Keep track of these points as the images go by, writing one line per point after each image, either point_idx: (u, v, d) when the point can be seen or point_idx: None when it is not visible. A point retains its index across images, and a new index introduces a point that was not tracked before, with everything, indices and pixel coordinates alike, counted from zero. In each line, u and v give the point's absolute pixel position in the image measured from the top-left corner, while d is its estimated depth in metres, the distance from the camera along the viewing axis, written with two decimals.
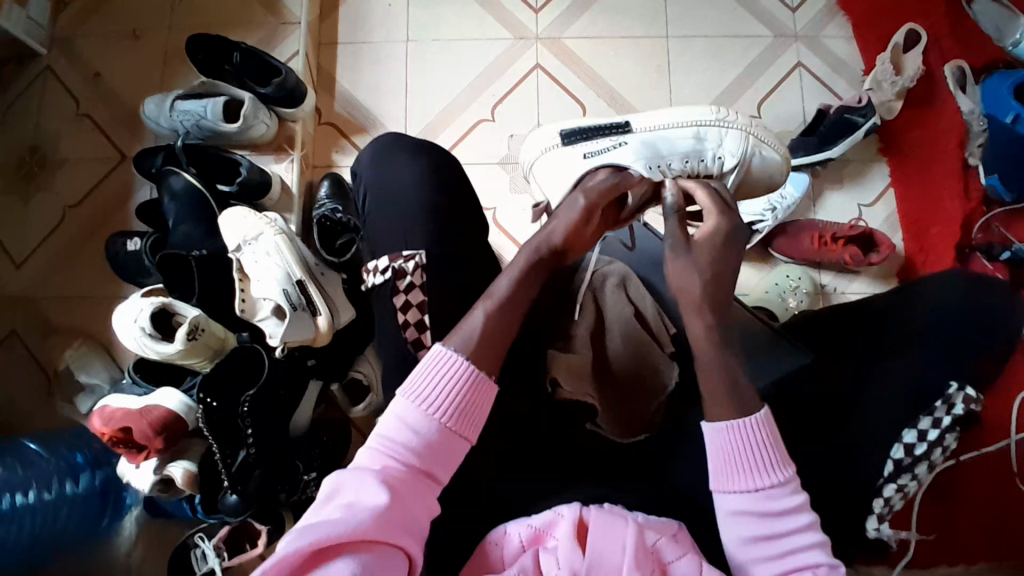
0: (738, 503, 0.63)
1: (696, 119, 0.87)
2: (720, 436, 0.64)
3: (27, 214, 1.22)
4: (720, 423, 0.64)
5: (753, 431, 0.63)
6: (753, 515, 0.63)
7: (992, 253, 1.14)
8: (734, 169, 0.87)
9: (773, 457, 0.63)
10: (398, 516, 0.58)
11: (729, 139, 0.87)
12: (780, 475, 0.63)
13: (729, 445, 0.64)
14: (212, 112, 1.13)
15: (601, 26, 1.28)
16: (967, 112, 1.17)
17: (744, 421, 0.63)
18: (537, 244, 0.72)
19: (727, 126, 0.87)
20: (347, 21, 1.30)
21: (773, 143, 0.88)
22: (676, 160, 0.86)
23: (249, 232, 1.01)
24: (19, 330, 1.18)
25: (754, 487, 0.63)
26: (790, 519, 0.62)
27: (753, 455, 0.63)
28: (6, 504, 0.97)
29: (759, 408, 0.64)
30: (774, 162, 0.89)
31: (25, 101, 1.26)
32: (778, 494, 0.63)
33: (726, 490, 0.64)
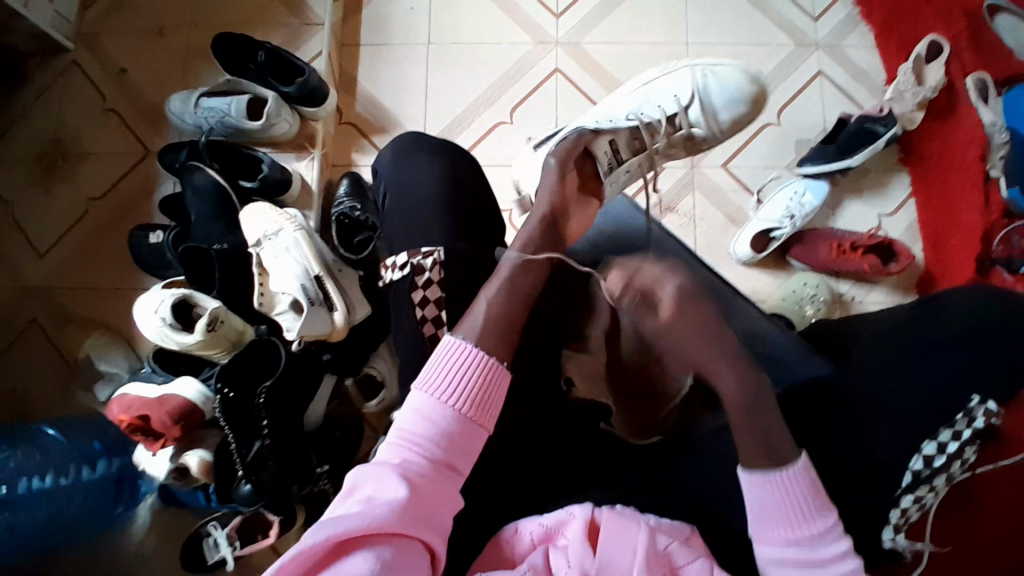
0: (782, 553, 0.65)
1: (641, 85, 1.03)
2: (761, 490, 0.66)
3: (51, 205, 1.24)
4: (759, 476, 0.66)
5: (794, 483, 0.66)
6: (796, 563, 0.65)
7: (1013, 266, 1.11)
8: (694, 98, 0.98)
9: (814, 507, 0.65)
10: (417, 509, 0.58)
11: (676, 78, 1.00)
12: (823, 522, 0.65)
13: (770, 497, 0.66)
14: (236, 110, 1.15)
15: (621, 32, 1.29)
16: (989, 124, 1.15)
17: (783, 474, 0.66)
18: (531, 211, 0.81)
19: (670, 71, 1.02)
20: (368, 23, 1.31)
21: (725, 65, 1.00)
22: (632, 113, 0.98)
23: (269, 227, 1.02)
24: (40, 320, 1.20)
25: (797, 538, 0.65)
26: (831, 565, 0.65)
27: (794, 506, 0.66)
28: (22, 488, 0.97)
29: (798, 456, 0.66)
30: (731, 69, 0.99)
31: (53, 94, 1.29)
32: (818, 542, 0.65)
33: (767, 539, 0.66)
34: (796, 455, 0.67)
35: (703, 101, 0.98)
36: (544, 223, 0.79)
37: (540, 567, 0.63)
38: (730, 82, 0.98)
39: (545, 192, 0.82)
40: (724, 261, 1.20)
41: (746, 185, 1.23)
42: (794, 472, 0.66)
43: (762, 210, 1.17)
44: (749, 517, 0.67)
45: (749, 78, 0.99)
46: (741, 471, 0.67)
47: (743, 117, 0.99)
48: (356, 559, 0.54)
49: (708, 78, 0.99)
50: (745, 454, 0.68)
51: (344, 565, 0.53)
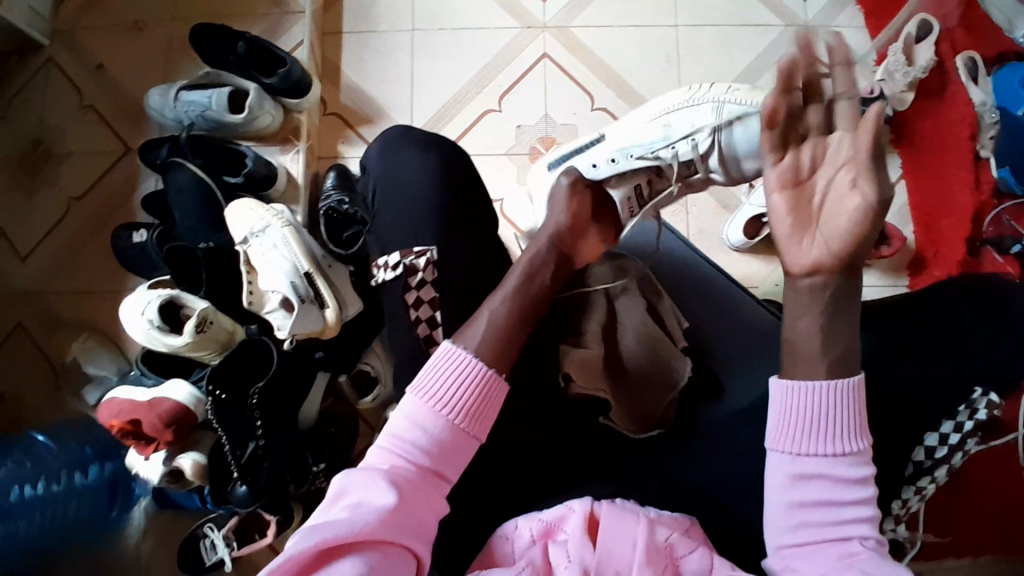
0: (809, 466, 0.61)
1: (669, 109, 0.86)
2: (799, 397, 0.62)
3: (32, 206, 1.22)
4: (797, 385, 0.62)
5: (838, 397, 0.61)
6: (813, 479, 0.61)
7: (1004, 247, 1.12)
8: (714, 147, 0.80)
9: (855, 425, 0.61)
10: (404, 516, 0.58)
11: (699, 116, 0.83)
12: (858, 443, 0.61)
13: (808, 407, 0.61)
14: (217, 103, 1.12)
15: (608, 16, 1.27)
16: (979, 104, 1.15)
17: (828, 385, 0.61)
18: (537, 247, 0.74)
19: (696, 104, 0.84)
20: (351, 12, 1.28)
21: (761, 102, 0.79)
22: (645, 149, 0.84)
23: (256, 224, 1.01)
24: (25, 324, 1.18)
25: (825, 451, 0.61)
26: (853, 490, 0.60)
27: (833, 418, 0.61)
28: (15, 496, 0.97)
29: (853, 373, 0.62)
30: (765, 119, 0.78)
31: (28, 91, 1.25)
32: (846, 463, 0.61)
33: (793, 451, 0.62)
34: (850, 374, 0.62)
35: (722, 152, 0.79)
36: (553, 250, 0.74)
37: (538, 563, 0.63)
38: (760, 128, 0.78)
39: (554, 215, 0.78)
40: (717, 248, 1.19)
41: None
42: (846, 385, 0.61)
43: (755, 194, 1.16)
44: (776, 423, 0.63)
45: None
46: (779, 379, 0.64)
47: None
48: (343, 565, 0.54)
49: (734, 124, 0.79)
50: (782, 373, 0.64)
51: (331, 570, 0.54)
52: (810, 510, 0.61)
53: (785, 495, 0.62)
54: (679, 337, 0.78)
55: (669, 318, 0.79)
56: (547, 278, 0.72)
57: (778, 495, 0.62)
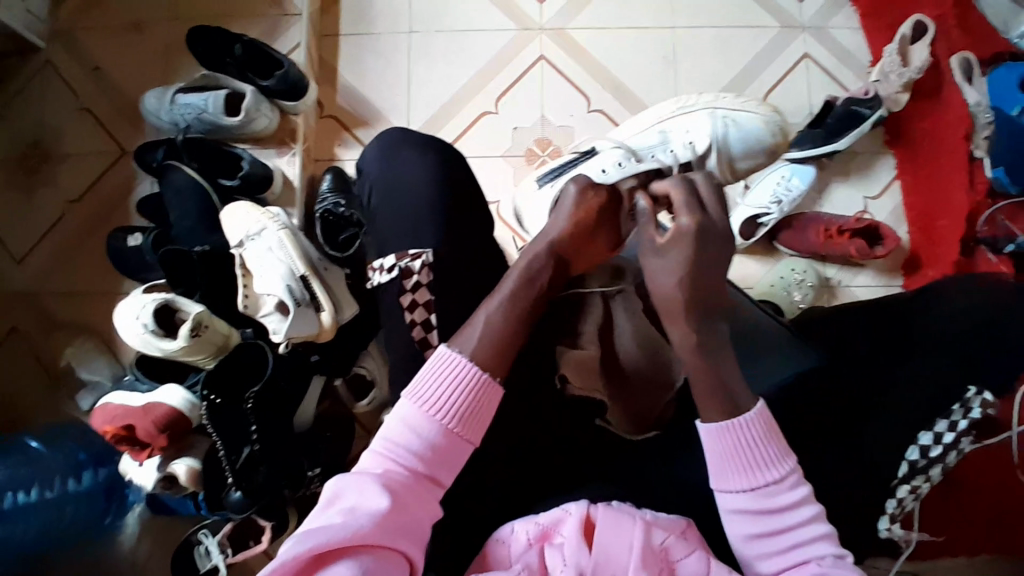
0: (739, 501, 0.63)
1: (664, 118, 0.95)
2: (715, 435, 0.64)
3: (27, 209, 1.21)
4: (713, 424, 0.64)
5: (749, 429, 0.63)
6: (752, 513, 0.63)
7: (997, 246, 1.12)
8: (712, 148, 0.91)
9: (773, 452, 0.63)
10: (398, 520, 0.58)
11: (696, 122, 0.92)
12: (780, 470, 0.63)
13: (725, 445, 0.64)
14: (213, 106, 1.12)
15: (605, 17, 1.27)
16: (974, 104, 1.13)
17: (736, 420, 0.64)
18: (530, 252, 0.71)
19: (689, 112, 0.94)
20: (348, 14, 1.28)
21: (744, 109, 0.92)
22: (649, 150, 0.92)
23: (252, 227, 1.01)
24: (20, 328, 1.17)
25: (755, 484, 0.63)
26: (791, 515, 0.62)
27: (750, 450, 0.63)
28: (9, 502, 0.96)
29: (753, 403, 0.64)
30: (752, 122, 0.91)
31: (24, 94, 1.25)
32: (777, 490, 0.63)
33: (727, 489, 0.64)
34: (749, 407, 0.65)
35: (720, 151, 0.90)
36: (546, 258, 0.71)
37: (534, 566, 0.63)
38: (749, 130, 0.91)
39: (558, 219, 0.73)
40: None
41: None
42: (748, 417, 0.64)
43: (750, 195, 1.16)
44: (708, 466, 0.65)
45: (770, 129, 0.92)
46: (698, 422, 0.65)
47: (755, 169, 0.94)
48: (336, 568, 0.54)
49: (729, 127, 0.91)
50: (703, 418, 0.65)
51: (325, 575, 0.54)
52: (763, 541, 0.63)
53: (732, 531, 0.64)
54: None
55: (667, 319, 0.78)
56: (545, 281, 0.70)
57: (731, 533, 0.64)
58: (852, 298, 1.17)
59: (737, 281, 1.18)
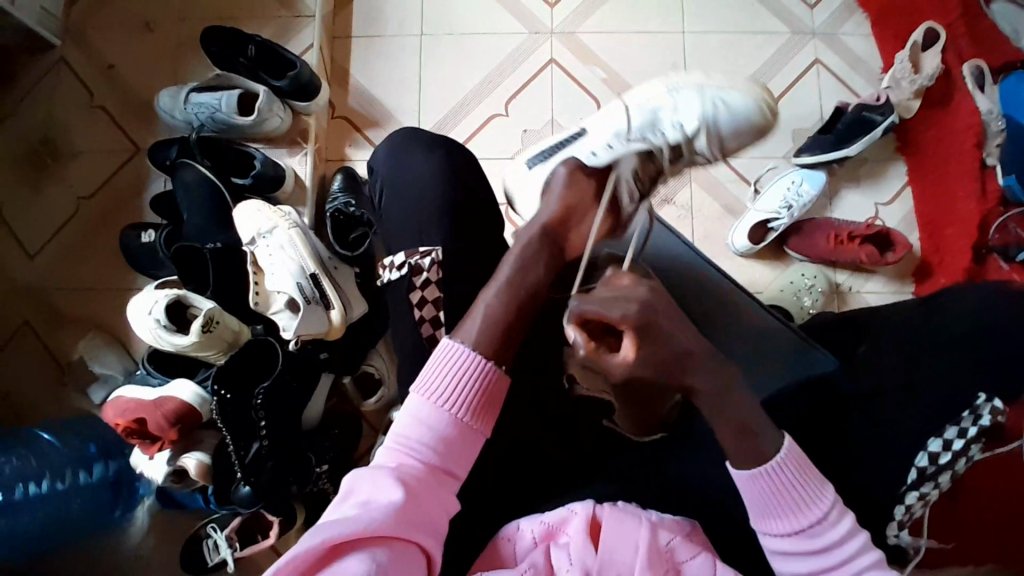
0: (785, 543, 0.64)
1: (651, 95, 0.83)
2: (750, 486, 0.64)
3: (41, 205, 1.23)
4: (746, 471, 0.64)
5: (784, 475, 0.63)
6: (799, 552, 0.64)
7: (1009, 255, 1.12)
8: (701, 130, 0.78)
9: (810, 493, 0.63)
10: (413, 511, 0.59)
11: (684, 101, 0.80)
12: (822, 508, 0.63)
13: (762, 491, 0.63)
14: (227, 105, 1.13)
15: (615, 21, 1.27)
16: (985, 112, 1.16)
17: (768, 467, 0.63)
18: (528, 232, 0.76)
19: (679, 92, 0.81)
20: (360, 16, 1.29)
21: (737, 88, 0.79)
22: (630, 134, 0.82)
23: (263, 225, 1.01)
24: (33, 322, 1.18)
25: (800, 526, 0.63)
26: (839, 551, 0.63)
27: (790, 492, 0.63)
28: (19, 494, 0.97)
29: (779, 446, 0.63)
30: (743, 103, 0.78)
31: (40, 91, 1.26)
32: (822, 529, 0.63)
33: (770, 532, 0.64)
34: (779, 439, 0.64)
35: (711, 132, 0.78)
36: (543, 239, 0.75)
37: (541, 566, 0.62)
38: (742, 113, 0.78)
39: (548, 208, 0.79)
40: (721, 253, 1.19)
41: (742, 175, 1.22)
42: (780, 461, 0.63)
43: (761, 199, 1.16)
44: (749, 509, 0.65)
45: (763, 109, 0.78)
46: (730, 469, 0.65)
47: (746, 148, 0.81)
48: (350, 562, 0.54)
49: (719, 110, 0.79)
50: (731, 452, 0.64)
51: (341, 566, 0.54)
52: None
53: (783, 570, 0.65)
54: None
55: None
56: (540, 271, 0.73)
57: (779, 571, 0.65)
58: (864, 303, 1.17)
59: (746, 286, 1.18)
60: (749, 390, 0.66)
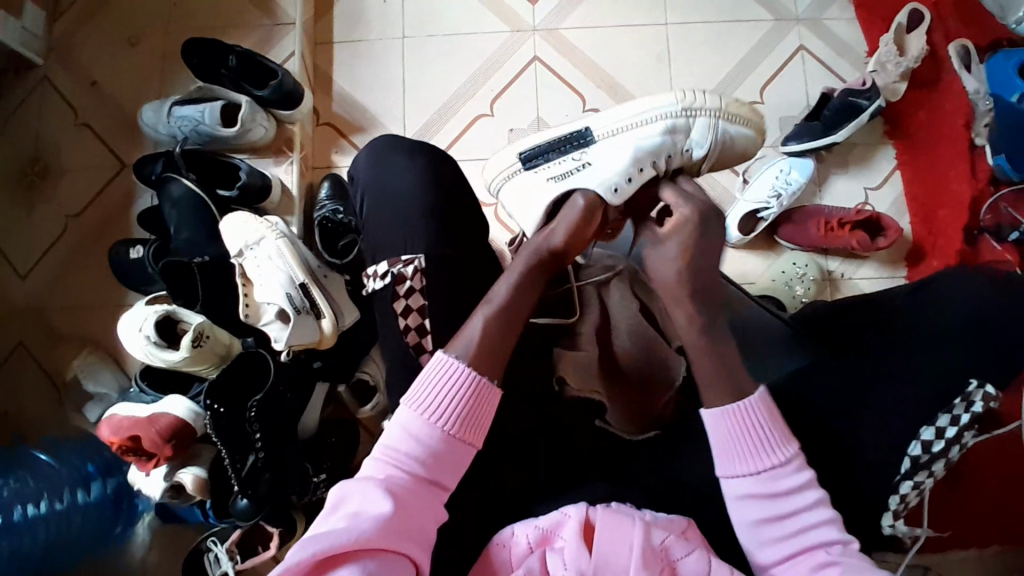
0: (742, 486, 0.64)
1: (664, 112, 0.79)
2: (722, 420, 0.65)
3: (30, 224, 1.22)
4: (718, 408, 0.66)
5: (754, 413, 0.65)
6: (757, 497, 0.64)
7: (1001, 236, 1.12)
8: (708, 156, 0.80)
9: (776, 437, 0.64)
10: (401, 524, 0.58)
11: (700, 125, 0.79)
12: (784, 453, 0.64)
13: (730, 427, 0.65)
14: (211, 117, 1.13)
15: (598, 16, 1.27)
16: (973, 92, 1.15)
17: (742, 403, 0.65)
18: (536, 248, 0.73)
19: (693, 115, 0.79)
20: (343, 21, 1.29)
21: (745, 115, 0.81)
22: (647, 158, 0.78)
23: (250, 236, 1.01)
24: (27, 342, 1.18)
25: (761, 469, 0.64)
26: (794, 498, 0.63)
27: (761, 432, 0.65)
28: (17, 516, 0.97)
29: (755, 389, 0.66)
30: (745, 136, 0.81)
31: (23, 110, 1.26)
32: (782, 474, 0.64)
33: (731, 474, 0.65)
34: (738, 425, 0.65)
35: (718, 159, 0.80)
36: (545, 258, 0.73)
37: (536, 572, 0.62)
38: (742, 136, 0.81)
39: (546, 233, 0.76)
40: None
41: (731, 166, 1.21)
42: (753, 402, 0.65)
43: (750, 189, 1.16)
44: (715, 451, 0.66)
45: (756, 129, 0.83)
46: (701, 407, 0.67)
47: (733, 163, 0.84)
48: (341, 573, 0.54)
49: (728, 137, 0.80)
50: (706, 393, 0.67)
51: None
52: (767, 526, 0.63)
53: (743, 524, 0.64)
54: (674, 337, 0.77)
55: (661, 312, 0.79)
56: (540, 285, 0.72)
57: (738, 522, 0.65)
58: (854, 290, 1.16)
59: (738, 277, 1.17)
60: (721, 380, 0.67)
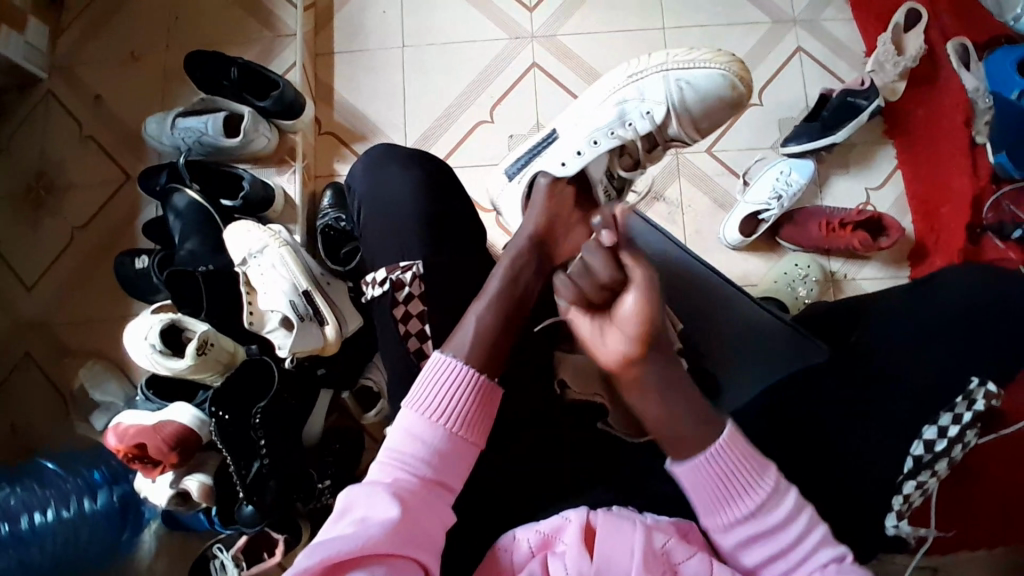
0: (734, 529, 0.63)
1: (613, 85, 0.91)
2: (691, 475, 0.63)
3: (37, 236, 1.24)
4: (685, 462, 0.63)
5: (722, 461, 0.62)
6: (752, 536, 0.62)
7: (1005, 233, 1.12)
8: (671, 116, 0.89)
9: (749, 479, 0.62)
10: (410, 528, 0.59)
11: (650, 87, 0.89)
12: (762, 491, 0.62)
13: (701, 478, 0.63)
14: (213, 128, 1.14)
15: (595, 21, 1.27)
16: (972, 90, 1.14)
17: (707, 455, 0.63)
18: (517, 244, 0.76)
19: (641, 80, 0.90)
20: (342, 31, 1.30)
21: (695, 67, 0.88)
22: (607, 129, 0.89)
23: (254, 245, 1.01)
24: (34, 353, 1.19)
25: (746, 510, 0.62)
26: (788, 531, 0.62)
27: (740, 475, 0.62)
28: (24, 525, 1.00)
29: (720, 431, 0.63)
30: (706, 82, 0.87)
31: (28, 124, 1.28)
32: (766, 511, 0.62)
33: (719, 521, 0.63)
34: (719, 422, 0.64)
35: (679, 116, 0.88)
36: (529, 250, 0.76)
37: None
38: (707, 90, 0.87)
39: (531, 216, 0.80)
40: (713, 248, 1.19)
41: (731, 168, 1.21)
42: (721, 448, 0.62)
43: (749, 192, 1.15)
44: (694, 501, 0.64)
45: (726, 82, 0.87)
46: (671, 464, 0.64)
47: (719, 120, 0.90)
48: None
49: (684, 91, 0.88)
50: (669, 448, 0.64)
51: None
52: (771, 562, 0.62)
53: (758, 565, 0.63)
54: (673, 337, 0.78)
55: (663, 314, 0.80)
56: (528, 277, 0.74)
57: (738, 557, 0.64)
58: (856, 291, 1.16)
59: (740, 279, 1.17)
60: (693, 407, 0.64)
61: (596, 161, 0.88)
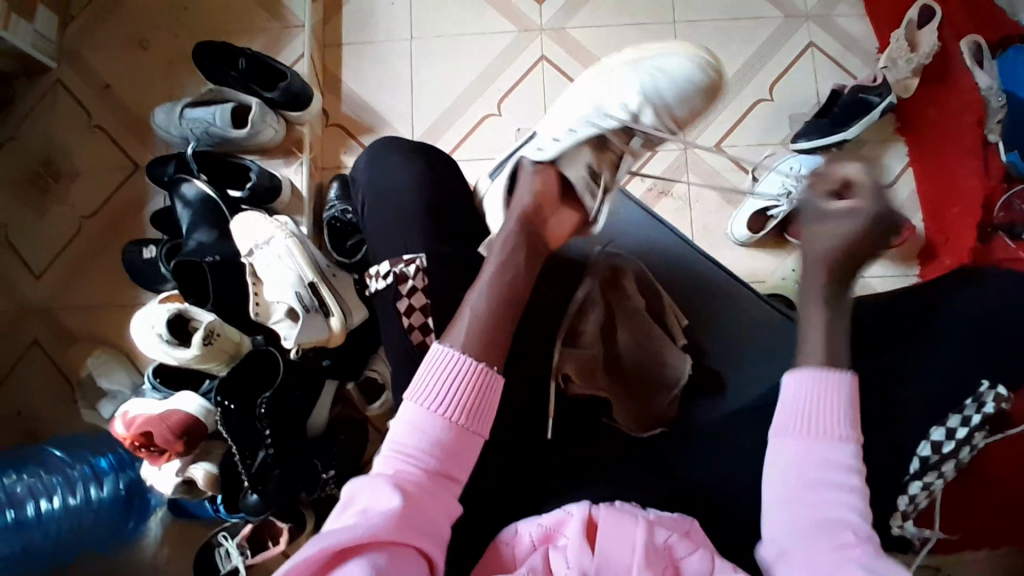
0: (795, 448, 0.62)
1: (592, 90, 0.89)
2: (808, 385, 0.64)
3: (46, 224, 1.25)
4: (812, 371, 0.65)
5: (841, 388, 0.63)
6: (805, 463, 0.61)
7: (1015, 233, 1.11)
8: (647, 104, 0.85)
9: (851, 415, 0.63)
10: (410, 518, 0.58)
11: (624, 84, 0.87)
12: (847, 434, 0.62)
13: (808, 392, 0.64)
14: (221, 119, 1.14)
15: (605, 15, 1.27)
16: (985, 88, 1.12)
17: (835, 375, 0.64)
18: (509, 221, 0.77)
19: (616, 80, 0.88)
20: (350, 22, 1.30)
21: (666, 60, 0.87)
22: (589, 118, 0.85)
23: (260, 236, 1.02)
24: (41, 340, 1.20)
25: (818, 436, 0.62)
26: (842, 476, 0.60)
27: (838, 407, 0.63)
28: (31, 512, 1.01)
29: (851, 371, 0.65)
30: (675, 68, 0.86)
31: (38, 113, 1.28)
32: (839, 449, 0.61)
33: (787, 433, 0.63)
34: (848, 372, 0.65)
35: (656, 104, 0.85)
36: (521, 235, 0.76)
37: (539, 569, 0.62)
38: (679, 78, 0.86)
39: (525, 196, 0.80)
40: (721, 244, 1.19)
41: (741, 164, 1.20)
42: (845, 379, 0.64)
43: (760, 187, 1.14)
44: (784, 408, 0.64)
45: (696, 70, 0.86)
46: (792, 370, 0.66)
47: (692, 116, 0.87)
48: (352, 567, 0.54)
49: (657, 81, 0.86)
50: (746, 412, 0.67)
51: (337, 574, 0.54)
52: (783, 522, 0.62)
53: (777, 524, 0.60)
54: (678, 333, 0.81)
55: (669, 316, 0.82)
56: (519, 262, 0.74)
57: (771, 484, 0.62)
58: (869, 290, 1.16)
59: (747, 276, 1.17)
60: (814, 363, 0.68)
61: (576, 146, 0.83)
